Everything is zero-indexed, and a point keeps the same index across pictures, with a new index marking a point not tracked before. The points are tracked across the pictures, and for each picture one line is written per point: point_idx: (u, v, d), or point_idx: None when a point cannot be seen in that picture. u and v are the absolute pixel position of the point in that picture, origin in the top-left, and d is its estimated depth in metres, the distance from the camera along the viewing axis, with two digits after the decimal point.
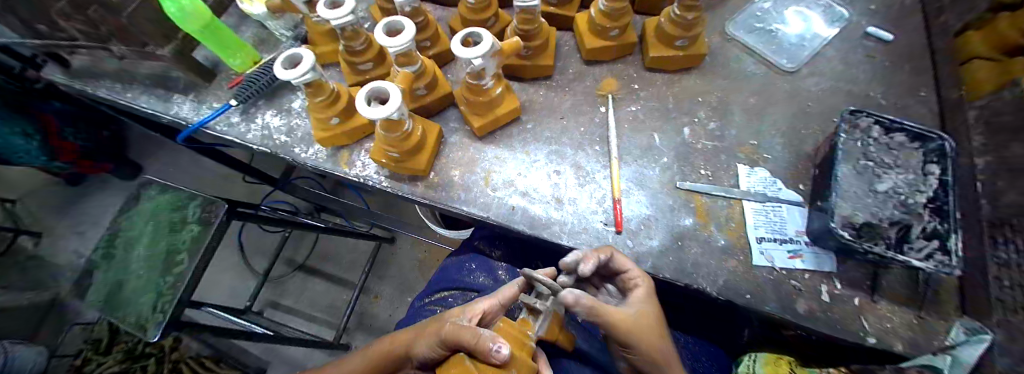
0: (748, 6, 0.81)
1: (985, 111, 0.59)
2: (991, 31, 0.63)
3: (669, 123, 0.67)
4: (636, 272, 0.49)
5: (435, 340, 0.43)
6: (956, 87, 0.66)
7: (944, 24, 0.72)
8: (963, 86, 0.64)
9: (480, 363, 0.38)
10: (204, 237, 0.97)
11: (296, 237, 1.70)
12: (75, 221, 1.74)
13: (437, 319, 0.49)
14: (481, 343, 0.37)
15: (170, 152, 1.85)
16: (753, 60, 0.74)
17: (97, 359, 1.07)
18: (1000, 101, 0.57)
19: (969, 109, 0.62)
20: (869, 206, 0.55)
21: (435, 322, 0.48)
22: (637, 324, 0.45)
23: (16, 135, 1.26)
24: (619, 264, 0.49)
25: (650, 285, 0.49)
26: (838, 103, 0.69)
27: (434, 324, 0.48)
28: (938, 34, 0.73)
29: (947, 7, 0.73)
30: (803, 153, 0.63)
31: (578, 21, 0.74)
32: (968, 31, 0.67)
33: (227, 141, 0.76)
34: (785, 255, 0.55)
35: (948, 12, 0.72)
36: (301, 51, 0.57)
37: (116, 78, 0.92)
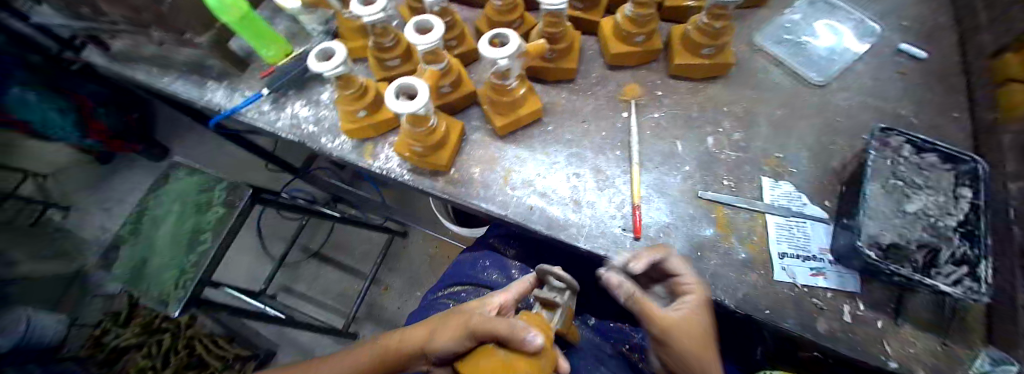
0: (776, 17, 0.80)
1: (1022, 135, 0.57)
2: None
3: (691, 131, 0.67)
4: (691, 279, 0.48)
5: (461, 332, 0.44)
6: (992, 109, 0.64)
7: (981, 43, 0.70)
8: (998, 109, 0.62)
9: (515, 354, 0.37)
10: (229, 219, 1.01)
11: (312, 225, 1.74)
12: (104, 197, 1.83)
13: (457, 311, 0.50)
14: (516, 333, 0.37)
15: (197, 137, 1.92)
16: (779, 72, 0.73)
17: (116, 330, 1.07)
18: None
19: (1005, 133, 0.60)
20: (897, 226, 0.54)
21: (457, 313, 0.49)
22: (687, 328, 0.44)
23: (53, 110, 1.36)
24: (672, 266, 0.49)
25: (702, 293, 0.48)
26: (867, 119, 0.68)
27: (457, 315, 0.48)
28: (974, 54, 0.71)
29: (985, 25, 0.70)
30: (829, 169, 0.62)
31: (603, 26, 0.74)
32: (1004, 52, 0.65)
33: (258, 128, 0.79)
34: (807, 272, 0.54)
35: (984, 32, 0.70)
36: (334, 45, 0.59)
37: (154, 63, 0.96)
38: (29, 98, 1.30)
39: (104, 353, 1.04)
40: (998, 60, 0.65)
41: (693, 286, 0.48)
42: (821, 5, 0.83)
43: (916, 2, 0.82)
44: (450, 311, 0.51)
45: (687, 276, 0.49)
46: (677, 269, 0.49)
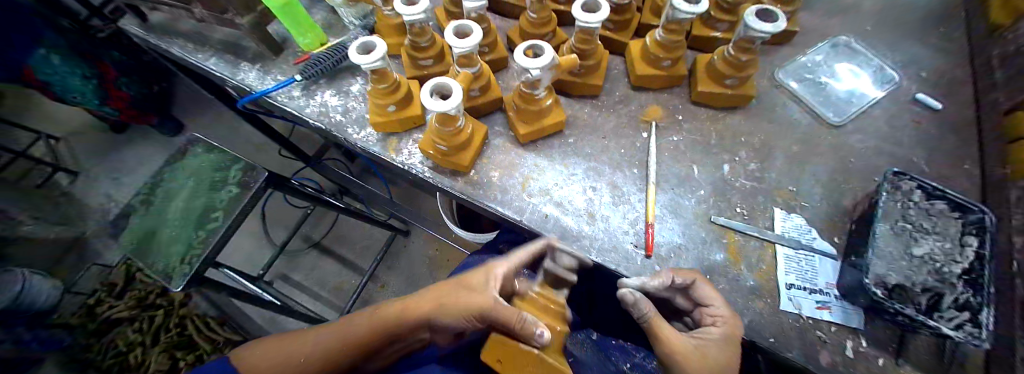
0: (798, 56, 0.83)
1: None
2: None
3: (709, 158, 0.69)
4: (721, 310, 0.50)
5: (473, 309, 0.49)
6: (1004, 164, 0.66)
7: (996, 101, 0.72)
8: (1009, 164, 0.64)
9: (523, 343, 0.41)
10: (243, 200, 0.97)
11: (316, 215, 1.76)
12: (111, 168, 1.79)
13: (464, 287, 0.54)
14: (526, 327, 0.41)
15: (213, 115, 1.94)
16: (799, 109, 0.75)
17: (111, 302, 1.07)
18: None
19: (1013, 188, 0.62)
20: (903, 269, 0.55)
21: (462, 292, 0.53)
22: (697, 357, 0.44)
23: (75, 75, 1.38)
24: (700, 293, 0.51)
25: (732, 329, 0.48)
26: (882, 163, 0.69)
27: (463, 293, 0.53)
28: (987, 111, 0.73)
29: (1003, 83, 0.73)
30: (841, 207, 0.63)
31: (632, 47, 0.77)
32: (1018, 110, 0.68)
33: (285, 112, 0.81)
34: (813, 305, 0.55)
35: (997, 90, 0.73)
36: (376, 40, 0.62)
37: (190, 38, 0.98)
38: (53, 60, 1.32)
39: (94, 323, 1.04)
40: (1011, 118, 0.68)
41: (722, 318, 0.49)
42: (843, 48, 0.86)
43: (934, 55, 0.84)
44: (457, 284, 0.55)
45: (717, 306, 0.50)
46: (708, 297, 0.50)
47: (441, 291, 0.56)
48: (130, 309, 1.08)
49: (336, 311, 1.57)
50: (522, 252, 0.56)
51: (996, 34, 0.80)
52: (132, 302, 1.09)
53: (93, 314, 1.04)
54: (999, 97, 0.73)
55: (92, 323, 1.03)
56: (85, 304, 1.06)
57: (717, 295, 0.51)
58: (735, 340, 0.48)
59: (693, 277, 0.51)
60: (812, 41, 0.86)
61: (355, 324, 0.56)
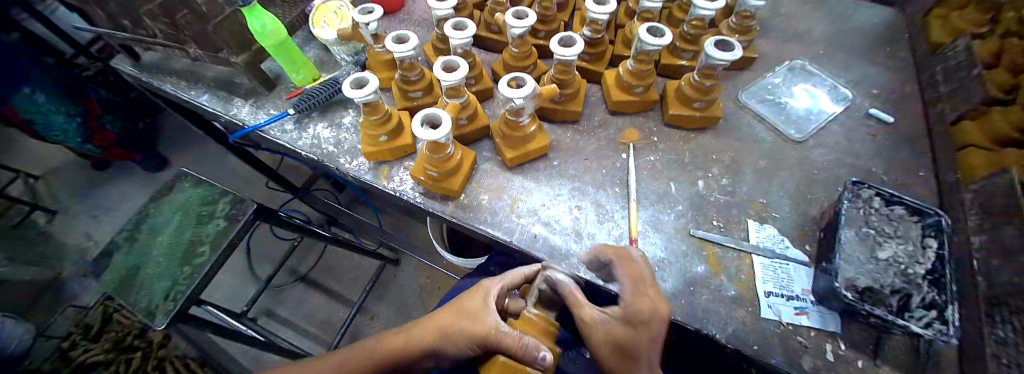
0: (760, 79, 0.91)
1: (982, 195, 0.65)
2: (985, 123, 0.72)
3: (685, 175, 0.73)
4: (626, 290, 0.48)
5: (471, 333, 0.51)
6: (954, 171, 0.72)
7: (943, 112, 0.80)
8: (960, 170, 0.71)
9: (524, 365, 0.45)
10: (231, 232, 0.97)
11: (304, 245, 1.73)
12: (94, 204, 1.75)
13: (463, 310, 0.55)
14: (528, 351, 0.44)
15: (200, 149, 1.93)
16: (764, 127, 0.82)
17: (85, 344, 0.92)
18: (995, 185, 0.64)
19: (966, 191, 0.68)
20: (870, 272, 0.58)
21: (462, 318, 0.54)
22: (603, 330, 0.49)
23: (59, 114, 1.39)
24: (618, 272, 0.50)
25: (638, 312, 0.46)
26: (843, 174, 0.75)
27: (463, 316, 0.54)
28: (936, 121, 0.81)
29: (948, 97, 0.81)
30: (809, 216, 0.68)
31: (607, 76, 0.83)
32: (963, 121, 0.76)
33: (277, 145, 0.83)
34: (792, 311, 0.57)
35: (942, 103, 0.81)
36: (368, 76, 0.66)
37: (183, 75, 1.01)
38: (37, 99, 1.34)
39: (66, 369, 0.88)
40: (958, 127, 0.76)
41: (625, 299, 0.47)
42: (800, 71, 0.94)
43: (882, 74, 0.93)
44: (455, 308, 0.57)
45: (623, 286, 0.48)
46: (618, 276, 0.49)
47: (441, 315, 0.57)
48: (106, 353, 0.92)
49: (323, 347, 1.51)
50: (517, 273, 0.59)
51: (938, 51, 0.89)
52: (109, 345, 0.93)
53: (67, 359, 0.89)
54: (943, 109, 0.81)
55: (65, 369, 0.88)
56: (60, 349, 0.90)
57: (628, 274, 0.49)
58: (648, 322, 0.45)
59: (613, 256, 0.51)
60: (771, 66, 0.95)
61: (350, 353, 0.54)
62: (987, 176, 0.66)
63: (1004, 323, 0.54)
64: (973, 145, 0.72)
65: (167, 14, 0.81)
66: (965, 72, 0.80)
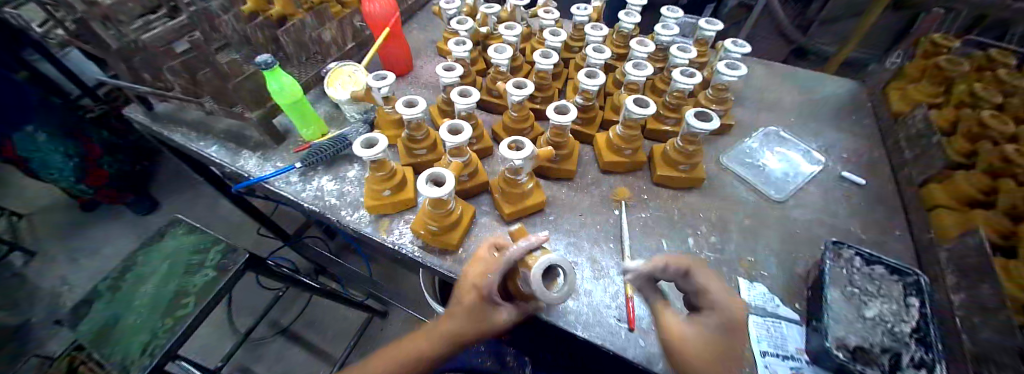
0: (736, 143, 1.00)
1: (955, 253, 0.70)
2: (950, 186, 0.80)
3: (675, 232, 0.77)
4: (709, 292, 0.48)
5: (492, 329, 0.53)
6: (925, 230, 0.77)
7: (910, 176, 0.87)
8: (935, 231, 0.75)
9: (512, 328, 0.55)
10: (218, 282, 0.94)
11: (288, 297, 1.65)
12: (76, 245, 1.70)
13: (472, 314, 0.52)
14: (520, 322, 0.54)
15: (194, 193, 1.92)
16: (745, 188, 0.88)
17: None
18: (967, 246, 0.68)
19: (942, 250, 0.73)
20: (859, 330, 0.59)
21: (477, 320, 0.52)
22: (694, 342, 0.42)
23: (60, 154, 1.38)
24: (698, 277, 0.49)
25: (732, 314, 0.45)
26: (822, 233, 0.79)
27: (476, 320, 0.52)
28: (904, 183, 0.88)
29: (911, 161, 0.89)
30: (795, 274, 0.71)
31: (598, 139, 0.90)
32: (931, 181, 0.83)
33: (281, 196, 0.85)
34: (788, 371, 0.58)
35: (908, 166, 0.89)
36: (378, 136, 0.71)
37: (195, 127, 1.05)
38: (39, 137, 1.33)
39: None
40: (925, 191, 0.82)
41: (720, 302, 0.46)
42: (773, 136, 1.03)
43: (849, 139, 1.03)
44: (462, 310, 0.52)
45: (715, 291, 0.47)
46: (703, 283, 0.48)
47: (450, 320, 0.53)
48: None
49: None
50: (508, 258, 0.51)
51: (899, 120, 0.99)
52: None
53: None
54: (909, 172, 0.88)
55: None
56: None
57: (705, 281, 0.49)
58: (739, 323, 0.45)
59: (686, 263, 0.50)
60: (746, 131, 1.04)
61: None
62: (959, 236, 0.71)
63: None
64: (943, 206, 0.78)
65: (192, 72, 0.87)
66: (924, 139, 0.89)
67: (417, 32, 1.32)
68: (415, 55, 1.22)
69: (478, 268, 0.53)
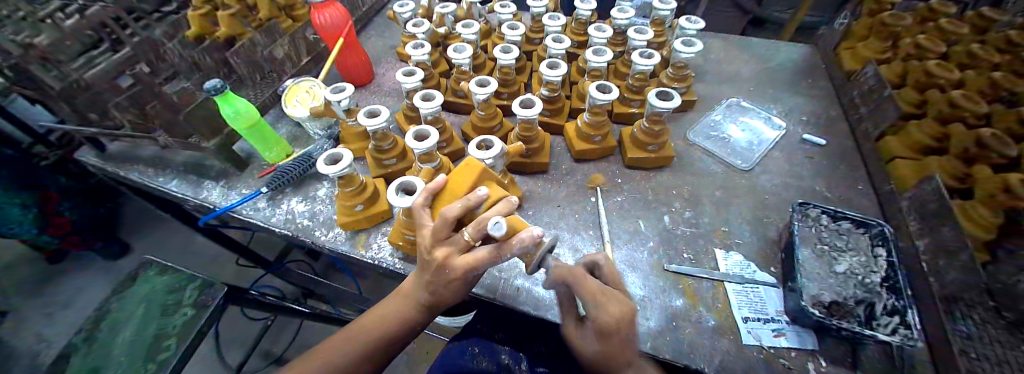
0: (702, 118, 1.02)
1: (913, 199, 0.73)
2: (905, 137, 0.84)
3: (651, 212, 0.78)
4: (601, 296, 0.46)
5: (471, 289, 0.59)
6: (887, 182, 0.81)
7: (867, 130, 0.92)
8: (893, 181, 0.79)
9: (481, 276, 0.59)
10: (196, 323, 0.89)
11: (279, 325, 1.60)
12: (47, 300, 1.60)
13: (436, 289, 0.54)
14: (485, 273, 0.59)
15: (166, 232, 1.83)
16: (714, 160, 0.90)
17: None
18: (924, 191, 0.71)
19: (903, 199, 0.75)
20: (832, 286, 0.62)
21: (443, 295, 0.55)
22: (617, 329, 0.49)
23: (16, 205, 1.29)
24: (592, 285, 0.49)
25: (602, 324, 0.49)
26: (790, 196, 0.81)
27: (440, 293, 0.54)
28: (864, 139, 0.91)
29: (867, 117, 0.93)
30: (769, 239, 0.73)
31: (568, 128, 0.90)
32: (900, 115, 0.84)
33: (250, 224, 0.82)
34: (771, 333, 0.59)
35: (866, 121, 0.92)
36: (342, 151, 0.69)
37: (151, 162, 1.00)
38: None
39: None
40: (883, 143, 0.87)
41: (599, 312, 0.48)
42: (736, 107, 1.06)
43: (808, 103, 1.06)
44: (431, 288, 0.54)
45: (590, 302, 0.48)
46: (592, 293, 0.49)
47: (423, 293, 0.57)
48: None
49: None
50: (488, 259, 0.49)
51: (852, 79, 1.02)
52: None
53: None
54: (867, 127, 0.91)
55: None
56: None
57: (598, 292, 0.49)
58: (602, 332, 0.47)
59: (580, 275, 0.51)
60: (710, 105, 1.07)
61: (357, 351, 0.56)
62: (918, 184, 0.73)
63: (964, 318, 0.59)
64: (898, 157, 0.82)
65: (139, 106, 0.83)
66: (877, 94, 0.92)
67: (374, 40, 1.29)
68: (375, 63, 1.19)
69: (464, 263, 0.49)
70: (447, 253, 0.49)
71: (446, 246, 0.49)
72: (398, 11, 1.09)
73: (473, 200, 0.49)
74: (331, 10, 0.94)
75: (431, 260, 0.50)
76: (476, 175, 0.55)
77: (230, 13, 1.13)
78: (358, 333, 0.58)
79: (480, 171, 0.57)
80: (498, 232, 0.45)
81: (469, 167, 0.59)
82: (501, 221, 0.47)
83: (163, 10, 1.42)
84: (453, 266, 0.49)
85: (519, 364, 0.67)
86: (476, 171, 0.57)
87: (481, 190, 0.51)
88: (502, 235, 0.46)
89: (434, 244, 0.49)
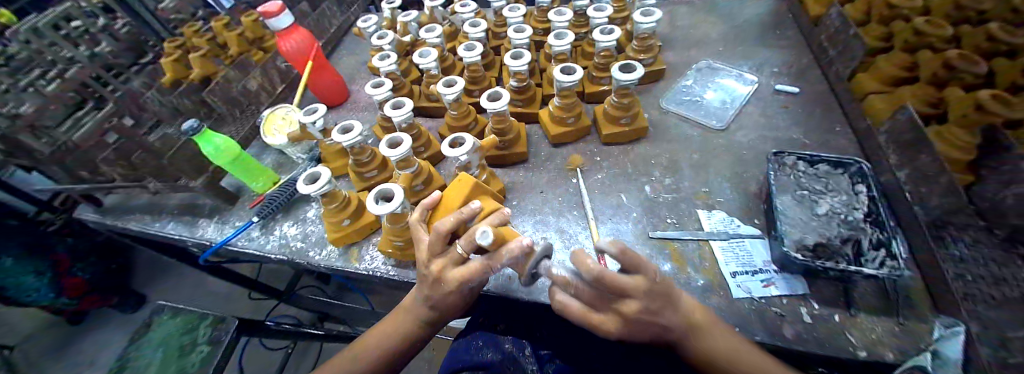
0: (673, 85, 1.02)
1: (890, 134, 0.73)
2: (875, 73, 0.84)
3: (632, 183, 0.79)
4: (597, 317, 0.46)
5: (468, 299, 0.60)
6: (862, 119, 0.81)
7: (838, 72, 0.91)
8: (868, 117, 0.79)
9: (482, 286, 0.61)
10: (213, 358, 0.91)
11: (300, 350, 1.63)
12: (73, 360, 1.65)
13: (437, 304, 0.55)
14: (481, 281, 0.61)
15: (177, 277, 1.87)
16: (690, 125, 0.90)
17: None
18: (898, 122, 0.70)
19: (880, 134, 0.75)
20: (817, 228, 0.62)
21: (448, 309, 0.57)
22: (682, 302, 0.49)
23: (30, 274, 1.35)
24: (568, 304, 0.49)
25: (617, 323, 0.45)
26: (768, 147, 0.82)
27: (439, 305, 0.55)
28: (835, 81, 0.91)
29: (836, 59, 0.92)
30: (750, 192, 0.73)
31: (541, 115, 0.91)
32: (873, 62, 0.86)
33: (246, 254, 0.84)
34: (760, 284, 0.60)
35: (836, 64, 0.92)
36: (321, 169, 0.70)
37: (146, 209, 1.02)
38: (5, 263, 1.28)
39: None
40: (856, 81, 0.86)
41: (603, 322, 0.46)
42: (706, 69, 1.06)
43: (779, 54, 1.05)
44: (436, 305, 0.55)
45: (598, 320, 0.46)
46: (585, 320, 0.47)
47: (429, 310, 0.57)
48: None
49: None
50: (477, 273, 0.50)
51: (818, 23, 1.02)
52: None
53: None
54: (839, 68, 0.91)
55: None
56: None
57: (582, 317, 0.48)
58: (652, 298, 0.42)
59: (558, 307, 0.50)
60: (681, 71, 1.07)
61: (371, 367, 0.58)
62: (893, 116, 0.72)
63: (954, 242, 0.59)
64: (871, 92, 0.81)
65: (122, 157, 0.85)
66: (844, 34, 0.92)
67: (345, 59, 1.31)
68: (348, 82, 1.21)
69: (456, 276, 0.50)
70: (442, 266, 0.51)
71: (439, 260, 0.52)
72: (361, 26, 1.11)
73: (465, 212, 0.50)
74: (295, 36, 0.95)
75: (427, 274, 0.53)
76: (467, 190, 0.59)
77: (200, 55, 1.17)
78: (362, 356, 0.59)
79: (470, 187, 0.61)
80: (485, 240, 0.46)
81: (463, 183, 0.63)
82: (488, 230, 0.48)
83: (140, 62, 1.46)
84: (446, 281, 0.51)
85: (524, 353, 0.67)
86: (467, 186, 0.62)
87: (473, 203, 0.53)
88: (490, 244, 0.47)
89: (430, 258, 0.52)
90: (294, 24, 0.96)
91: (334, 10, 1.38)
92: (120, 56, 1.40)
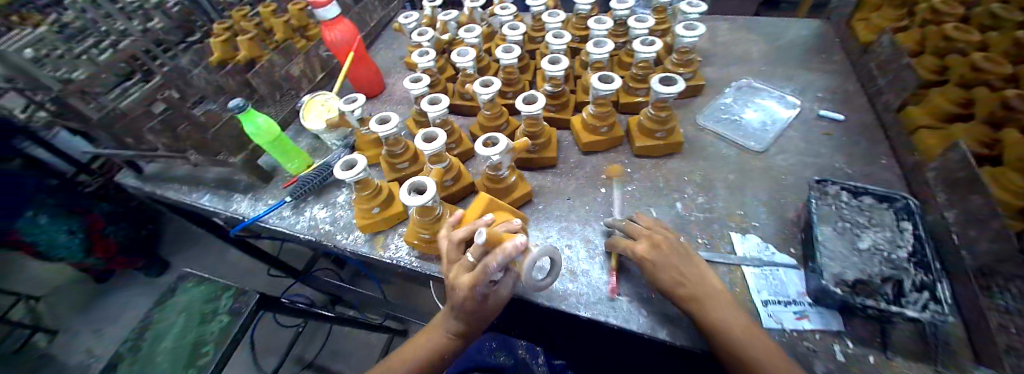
0: (711, 102, 1.00)
1: (940, 171, 0.68)
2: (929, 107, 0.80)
3: (662, 198, 0.77)
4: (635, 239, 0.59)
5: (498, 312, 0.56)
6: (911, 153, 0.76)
7: (888, 103, 0.87)
8: (916, 153, 0.75)
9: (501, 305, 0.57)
10: (232, 328, 0.94)
11: (309, 330, 1.67)
12: (99, 315, 1.73)
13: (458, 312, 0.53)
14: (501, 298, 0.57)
15: (201, 246, 1.95)
16: (726, 144, 0.88)
17: None
18: (950, 159, 0.66)
19: (930, 169, 0.71)
20: (856, 264, 0.58)
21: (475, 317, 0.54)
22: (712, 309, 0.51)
23: (63, 233, 1.43)
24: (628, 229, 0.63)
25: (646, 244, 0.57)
26: (810, 175, 0.78)
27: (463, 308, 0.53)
28: (884, 111, 0.87)
29: (886, 88, 0.88)
30: (788, 219, 0.71)
31: (574, 122, 0.90)
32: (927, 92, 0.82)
33: (276, 232, 0.87)
34: (793, 316, 0.58)
35: (886, 93, 0.88)
36: (356, 157, 0.72)
37: (184, 180, 1.07)
38: (40, 220, 1.36)
39: None
40: (906, 114, 0.82)
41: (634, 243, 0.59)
42: (747, 89, 1.03)
43: (824, 78, 1.01)
44: (461, 310, 0.53)
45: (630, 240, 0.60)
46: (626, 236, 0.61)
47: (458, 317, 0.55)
48: None
49: None
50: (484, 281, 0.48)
51: (868, 48, 0.97)
52: None
53: None
54: (889, 99, 0.86)
55: None
56: None
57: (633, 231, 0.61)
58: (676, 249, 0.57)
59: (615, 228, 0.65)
60: (720, 89, 1.04)
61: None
62: (944, 152, 0.69)
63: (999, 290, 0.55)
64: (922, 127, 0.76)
65: (168, 128, 0.90)
66: (896, 64, 0.88)
67: (382, 53, 1.34)
68: (384, 74, 1.24)
69: (465, 281, 0.49)
70: (455, 273, 0.51)
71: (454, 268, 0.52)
72: (402, 21, 1.13)
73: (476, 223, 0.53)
74: (339, 27, 0.98)
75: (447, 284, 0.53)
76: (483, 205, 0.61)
77: (246, 38, 1.21)
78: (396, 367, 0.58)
79: (488, 202, 0.63)
80: (478, 240, 0.47)
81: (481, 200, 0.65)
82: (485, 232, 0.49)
83: (188, 41, 1.52)
84: (459, 286, 0.50)
85: None
86: (484, 201, 0.64)
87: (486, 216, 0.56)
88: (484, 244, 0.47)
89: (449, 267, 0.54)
90: (339, 15, 0.98)
91: (375, 4, 1.41)
92: (170, 33, 1.47)
